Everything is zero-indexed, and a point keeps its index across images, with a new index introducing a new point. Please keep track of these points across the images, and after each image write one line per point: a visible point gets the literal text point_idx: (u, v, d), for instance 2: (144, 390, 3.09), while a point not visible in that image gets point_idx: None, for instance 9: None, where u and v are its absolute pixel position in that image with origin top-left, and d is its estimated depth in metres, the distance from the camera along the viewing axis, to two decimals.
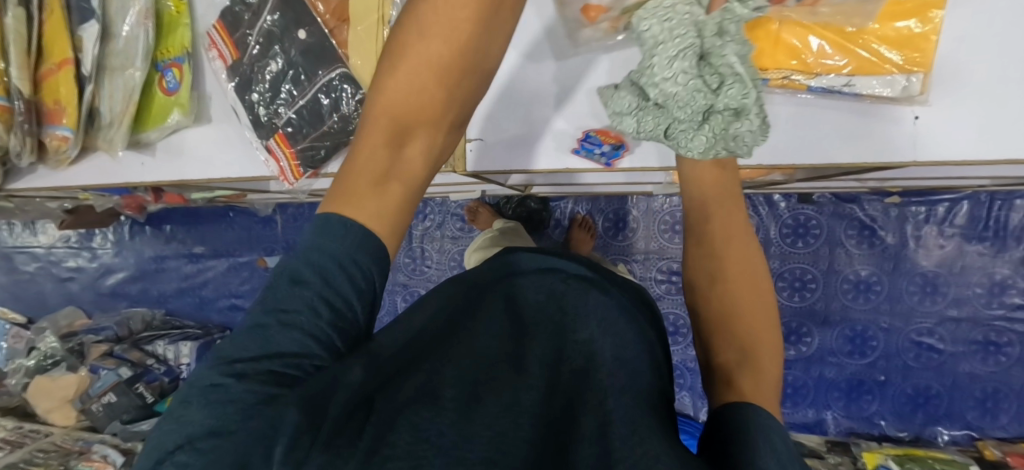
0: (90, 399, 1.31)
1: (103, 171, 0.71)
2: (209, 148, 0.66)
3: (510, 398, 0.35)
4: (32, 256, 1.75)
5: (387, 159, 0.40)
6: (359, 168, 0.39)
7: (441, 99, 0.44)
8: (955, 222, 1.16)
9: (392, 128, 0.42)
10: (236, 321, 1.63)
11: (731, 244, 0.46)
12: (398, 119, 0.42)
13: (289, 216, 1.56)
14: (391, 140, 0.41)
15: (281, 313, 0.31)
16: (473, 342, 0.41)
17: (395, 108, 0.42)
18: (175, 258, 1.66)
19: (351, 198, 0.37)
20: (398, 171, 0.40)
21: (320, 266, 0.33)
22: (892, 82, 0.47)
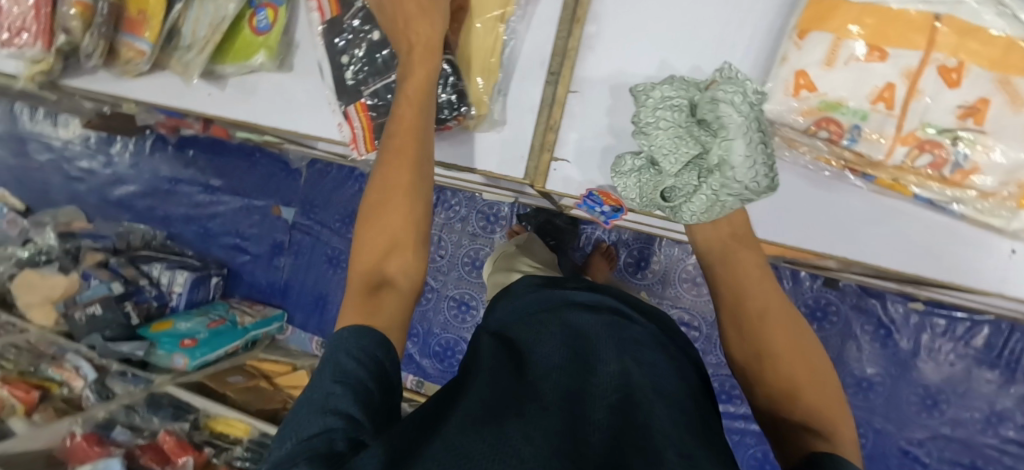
0: (75, 306, 1.27)
1: (166, 91, 0.68)
2: (283, 97, 0.64)
3: (541, 420, 0.33)
4: (46, 146, 1.71)
5: (378, 271, 0.45)
6: (355, 281, 0.45)
7: (413, 189, 0.47)
8: (973, 344, 1.15)
9: (377, 240, 0.46)
10: (236, 262, 1.61)
11: (756, 307, 0.44)
12: (380, 233, 0.46)
13: (315, 172, 1.54)
14: (381, 257, 0.45)
15: (309, 409, 0.33)
16: (492, 381, 0.40)
17: (379, 230, 0.46)
18: (189, 185, 1.63)
19: (353, 314, 0.41)
20: (388, 279, 0.44)
21: (337, 363, 0.36)
22: (1007, 215, 0.48)
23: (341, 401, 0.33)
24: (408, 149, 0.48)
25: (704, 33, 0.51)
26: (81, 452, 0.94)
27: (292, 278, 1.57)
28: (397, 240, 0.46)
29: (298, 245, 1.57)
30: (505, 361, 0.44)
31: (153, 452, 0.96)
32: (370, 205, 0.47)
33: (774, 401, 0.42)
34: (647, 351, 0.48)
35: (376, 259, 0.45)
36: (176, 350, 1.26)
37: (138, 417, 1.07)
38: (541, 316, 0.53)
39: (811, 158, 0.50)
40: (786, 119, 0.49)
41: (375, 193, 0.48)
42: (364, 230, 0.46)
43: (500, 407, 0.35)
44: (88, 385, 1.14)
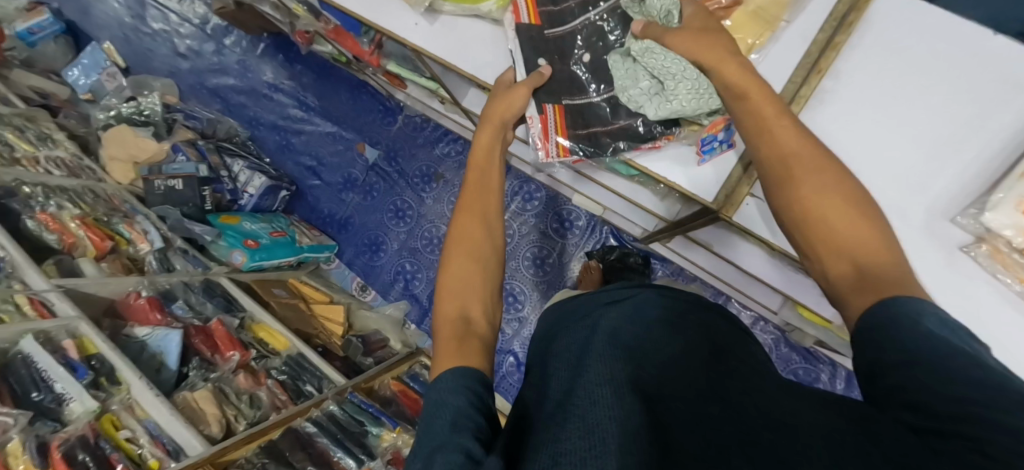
0: (157, 173, 1.29)
1: (372, 5, 0.69)
2: (488, 52, 0.66)
3: (625, 408, 0.34)
4: (164, 17, 1.74)
5: (466, 320, 0.48)
6: (443, 331, 0.47)
7: (482, 234, 0.55)
8: None
9: (455, 291, 0.50)
10: (306, 183, 1.62)
11: (804, 205, 0.42)
12: (459, 282, 0.51)
13: (410, 125, 1.57)
14: (465, 306, 0.49)
15: (433, 449, 0.32)
16: (568, 381, 0.41)
17: (459, 278, 0.51)
18: (286, 97, 1.66)
19: (446, 358, 0.43)
20: (473, 327, 0.47)
21: (444, 403, 0.37)
22: None
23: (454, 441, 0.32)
24: (475, 215, 0.56)
25: (932, 116, 0.52)
26: (142, 314, 0.95)
27: (353, 215, 1.58)
28: (469, 291, 0.50)
29: (370, 186, 1.58)
30: (573, 361, 0.45)
31: (205, 337, 0.97)
32: (444, 261, 0.53)
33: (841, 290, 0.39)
34: (692, 316, 0.51)
35: (455, 308, 0.49)
36: (237, 246, 1.25)
37: (193, 298, 1.07)
38: (576, 321, 0.55)
39: (1010, 276, 0.50)
40: (1004, 232, 0.48)
41: (448, 248, 0.54)
42: (442, 282, 0.52)
43: (568, 403, 0.38)
44: (153, 252, 1.15)
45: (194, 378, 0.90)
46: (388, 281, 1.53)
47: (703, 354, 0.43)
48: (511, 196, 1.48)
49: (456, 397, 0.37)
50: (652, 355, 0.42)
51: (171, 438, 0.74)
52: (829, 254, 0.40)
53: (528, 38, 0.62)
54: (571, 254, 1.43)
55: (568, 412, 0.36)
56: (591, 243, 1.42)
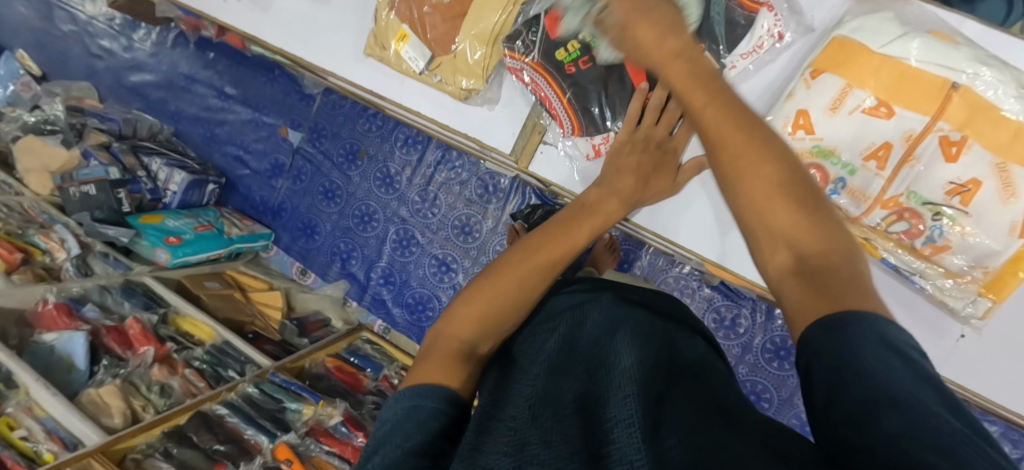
0: (70, 180, 1.29)
1: None
2: (295, 17, 0.68)
3: (563, 432, 0.32)
4: (71, 17, 1.67)
5: (466, 345, 0.48)
6: (442, 345, 0.47)
7: (533, 277, 0.53)
8: None
9: (478, 319, 0.50)
10: (235, 173, 1.62)
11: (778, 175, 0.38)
12: (487, 310, 0.51)
13: (329, 102, 1.51)
14: (475, 334, 0.49)
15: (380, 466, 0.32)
16: (512, 403, 0.40)
17: (485, 302, 0.51)
18: (205, 87, 1.61)
19: (425, 373, 0.43)
20: (470, 353, 0.47)
21: (411, 419, 0.37)
22: (971, 302, 0.51)
23: (393, 452, 0.33)
24: (538, 266, 0.53)
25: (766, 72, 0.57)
26: (50, 320, 0.98)
27: (285, 201, 1.58)
28: (493, 321, 0.50)
29: (298, 170, 1.57)
30: (517, 380, 0.44)
31: (117, 335, 1.01)
32: (488, 276, 0.53)
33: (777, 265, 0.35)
34: (659, 334, 0.50)
35: (471, 331, 0.49)
36: (160, 245, 1.28)
37: (111, 299, 1.10)
38: (544, 332, 0.53)
39: None
40: None
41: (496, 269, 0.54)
42: (471, 297, 0.52)
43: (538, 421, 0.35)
44: (70, 259, 1.19)
45: (103, 376, 0.94)
46: (325, 262, 1.55)
47: (673, 382, 0.39)
48: (435, 167, 1.44)
49: (411, 415, 0.37)
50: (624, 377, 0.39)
51: (70, 432, 0.80)
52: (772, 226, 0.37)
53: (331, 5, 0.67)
54: (497, 217, 1.40)
55: (529, 431, 0.33)
56: (513, 202, 1.38)
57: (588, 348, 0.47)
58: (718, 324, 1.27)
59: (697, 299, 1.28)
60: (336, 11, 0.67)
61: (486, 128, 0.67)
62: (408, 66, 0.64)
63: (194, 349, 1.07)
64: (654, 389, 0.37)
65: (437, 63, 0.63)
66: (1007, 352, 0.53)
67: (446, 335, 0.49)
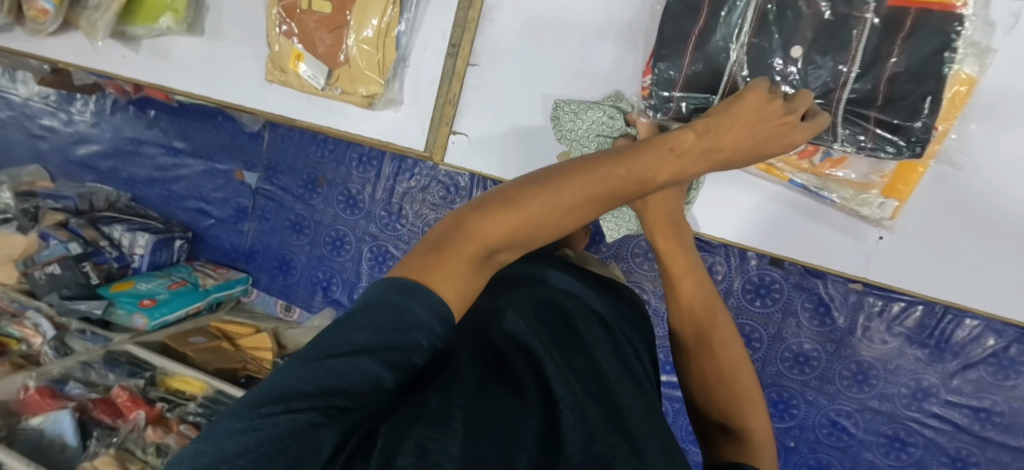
0: (33, 265, 1.28)
1: (79, 52, 0.72)
2: (197, 59, 0.69)
3: (516, 419, 0.34)
4: (6, 103, 1.66)
5: (489, 254, 0.39)
6: (462, 246, 0.37)
7: (614, 192, 0.41)
8: (905, 324, 1.20)
9: (524, 231, 0.40)
10: (201, 225, 1.61)
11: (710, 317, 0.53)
12: (536, 222, 0.40)
13: (278, 137, 1.51)
14: (502, 241, 0.39)
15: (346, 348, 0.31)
16: (476, 363, 0.41)
17: (542, 208, 0.39)
18: (153, 147, 1.60)
19: (445, 273, 0.36)
20: (481, 255, 0.39)
21: (397, 306, 0.33)
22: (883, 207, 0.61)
23: (361, 346, 0.31)
24: (625, 182, 0.41)
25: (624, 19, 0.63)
26: (35, 405, 0.98)
27: (256, 243, 1.58)
28: (530, 240, 0.41)
29: (261, 211, 1.57)
30: (488, 342, 0.45)
31: (106, 406, 1.01)
32: (551, 172, 0.41)
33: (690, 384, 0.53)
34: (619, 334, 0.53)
35: (501, 238, 0.39)
36: (135, 310, 1.28)
37: (94, 373, 1.11)
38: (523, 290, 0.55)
39: None
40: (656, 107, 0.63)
41: (581, 171, 0.41)
42: (529, 190, 0.40)
43: (488, 387, 0.37)
44: (47, 342, 1.19)
45: (97, 447, 0.95)
46: (307, 294, 1.55)
47: (624, 390, 0.42)
48: (394, 179, 1.45)
49: (373, 300, 0.34)
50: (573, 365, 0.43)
51: None
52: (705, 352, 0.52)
53: (227, 40, 0.68)
54: None
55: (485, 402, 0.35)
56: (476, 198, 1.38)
57: (558, 330, 0.48)
58: None
59: None
60: (230, 44, 0.68)
61: (397, 129, 0.69)
62: (309, 84, 0.66)
63: (187, 404, 1.08)
64: (608, 407, 0.39)
65: (336, 76, 0.65)
66: (924, 242, 0.62)
67: (469, 235, 0.38)
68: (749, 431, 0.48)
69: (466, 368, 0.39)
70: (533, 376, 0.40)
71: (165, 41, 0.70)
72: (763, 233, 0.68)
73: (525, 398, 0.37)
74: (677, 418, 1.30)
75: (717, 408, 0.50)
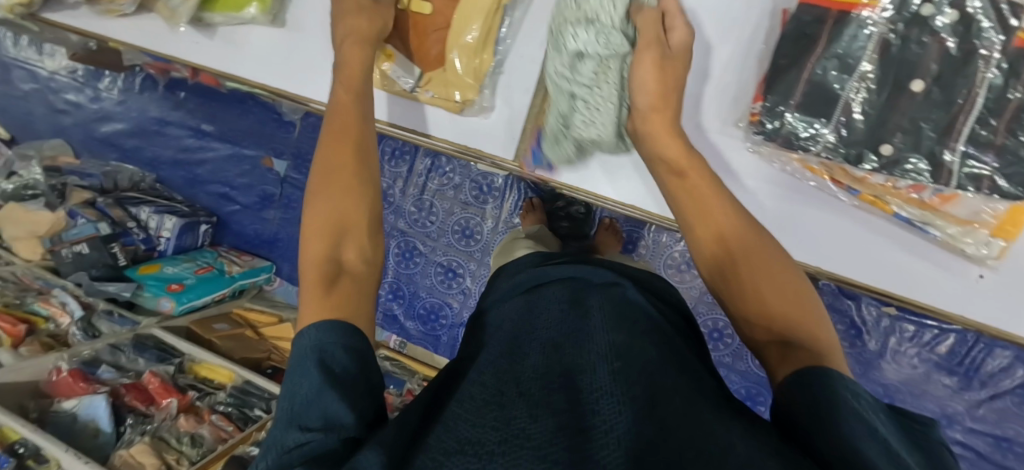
0: (61, 243, 1.26)
1: (149, 36, 0.72)
2: (272, 49, 0.68)
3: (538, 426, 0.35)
4: (31, 75, 1.63)
5: (333, 262, 0.51)
6: (309, 274, 0.49)
7: (351, 163, 0.58)
8: (936, 351, 1.20)
9: (330, 234, 0.53)
10: (225, 210, 1.58)
11: (746, 246, 0.47)
12: (329, 221, 0.54)
13: (309, 126, 1.47)
14: (330, 248, 0.52)
15: (301, 405, 0.37)
16: (501, 391, 0.43)
17: (327, 214, 0.54)
18: (180, 128, 1.56)
19: (316, 310, 0.46)
20: (343, 267, 0.51)
21: (319, 357, 0.41)
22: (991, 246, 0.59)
23: (325, 397, 0.37)
24: (347, 147, 0.59)
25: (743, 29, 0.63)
26: (66, 387, 0.96)
27: (280, 231, 1.54)
28: (343, 231, 0.54)
29: (287, 199, 1.52)
30: (504, 367, 0.47)
31: (138, 393, 1.00)
32: (315, 192, 0.56)
33: (747, 324, 0.44)
34: (637, 319, 0.54)
35: (326, 248, 0.52)
36: (162, 293, 1.27)
37: (124, 357, 1.10)
38: (525, 312, 0.59)
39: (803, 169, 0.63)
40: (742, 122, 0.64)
41: (321, 176, 0.57)
42: (312, 207, 0.55)
43: (496, 402, 0.40)
44: (74, 323, 1.17)
45: (131, 435, 0.95)
46: None
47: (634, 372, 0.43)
48: (427, 175, 1.44)
49: (329, 353, 0.42)
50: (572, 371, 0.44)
51: None
52: (741, 282, 0.45)
53: (305, 34, 0.67)
54: (496, 217, 1.39)
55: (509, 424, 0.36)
56: (509, 200, 1.38)
57: (573, 343, 0.50)
58: None
59: None
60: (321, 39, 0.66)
61: None
62: None
63: (216, 393, 1.07)
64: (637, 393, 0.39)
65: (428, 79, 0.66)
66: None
67: (306, 266, 0.51)
68: (816, 339, 0.39)
69: (471, 397, 0.42)
70: (541, 386, 0.42)
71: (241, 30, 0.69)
72: (774, 227, 0.67)
73: (530, 405, 0.39)
74: None
75: (773, 329, 0.41)
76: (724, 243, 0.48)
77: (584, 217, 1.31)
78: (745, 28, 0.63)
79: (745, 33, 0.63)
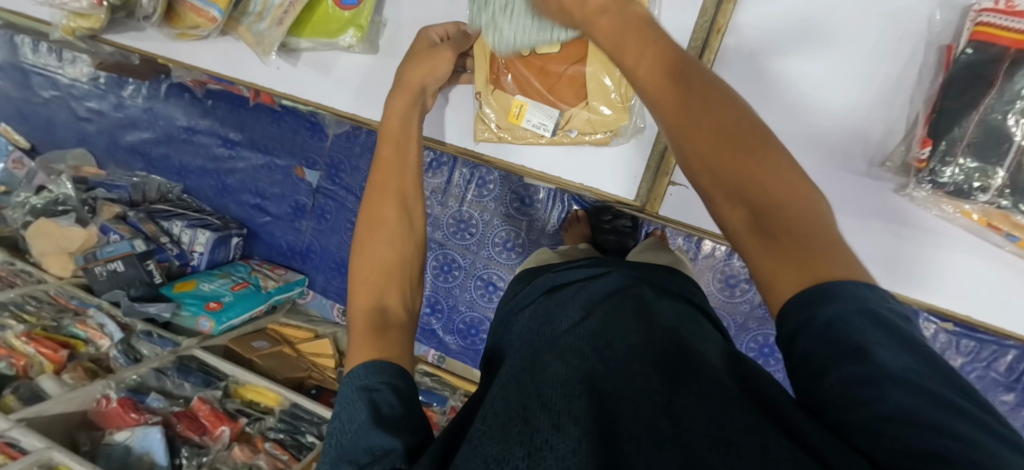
0: (95, 261, 1.22)
1: (233, 57, 0.74)
2: (361, 77, 0.71)
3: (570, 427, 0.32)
4: (51, 82, 1.57)
5: (377, 307, 0.48)
6: (358, 320, 0.46)
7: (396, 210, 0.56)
8: (996, 369, 1.13)
9: (376, 280, 0.50)
10: (256, 221, 1.54)
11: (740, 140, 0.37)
12: (375, 270, 0.51)
13: (342, 135, 1.40)
14: (376, 297, 0.49)
15: (351, 440, 0.34)
16: (528, 386, 0.39)
17: (373, 261, 0.52)
18: (208, 137, 1.51)
19: (363, 352, 0.42)
20: (388, 317, 0.47)
21: (370, 392, 0.38)
22: None
23: (353, 437, 0.34)
24: (390, 192, 0.58)
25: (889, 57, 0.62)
26: (117, 418, 0.96)
27: (313, 242, 1.49)
28: (387, 279, 0.51)
29: (320, 209, 1.46)
30: (528, 362, 0.44)
31: (189, 421, 0.99)
32: (363, 236, 0.55)
33: (734, 223, 0.37)
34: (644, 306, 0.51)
35: (372, 296, 0.49)
36: (201, 313, 1.23)
37: (169, 382, 1.07)
38: (543, 318, 0.55)
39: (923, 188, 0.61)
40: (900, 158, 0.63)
41: (367, 220, 0.56)
42: (360, 255, 0.53)
43: (520, 414, 0.35)
44: (116, 345, 1.14)
45: None
46: None
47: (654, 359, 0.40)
48: (466, 186, 1.39)
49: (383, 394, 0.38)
50: (608, 375, 0.38)
51: None
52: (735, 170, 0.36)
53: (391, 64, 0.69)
54: (540, 229, 1.35)
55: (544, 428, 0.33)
56: (554, 212, 1.33)
57: (594, 330, 0.47)
58: None
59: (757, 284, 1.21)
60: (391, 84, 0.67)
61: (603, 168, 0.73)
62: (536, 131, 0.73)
63: (266, 419, 1.05)
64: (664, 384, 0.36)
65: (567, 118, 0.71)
66: None
67: (351, 312, 0.48)
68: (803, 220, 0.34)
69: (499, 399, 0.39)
70: (563, 391, 0.37)
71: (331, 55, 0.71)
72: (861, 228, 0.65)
73: (554, 413, 0.34)
74: None
75: (781, 241, 0.33)
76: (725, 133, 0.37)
77: (632, 231, 1.25)
78: (898, 64, 0.61)
79: (897, 70, 0.61)
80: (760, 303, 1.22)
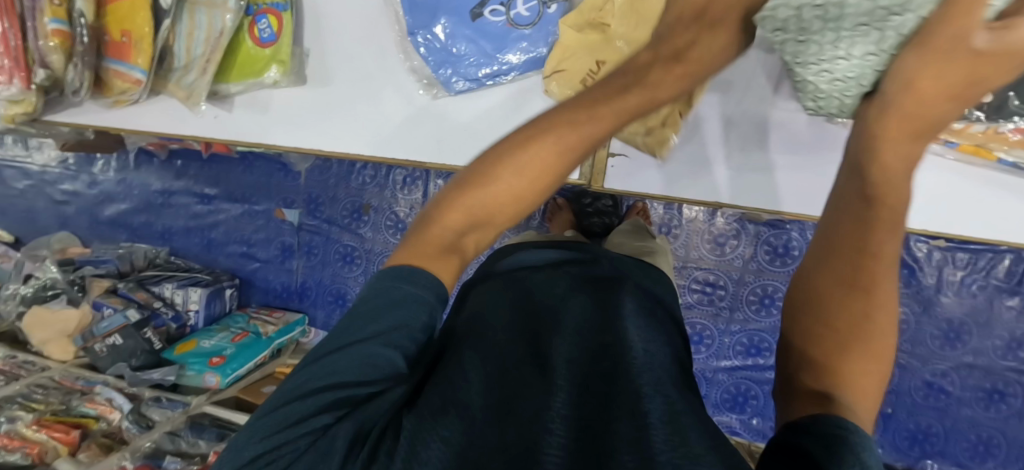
0: (94, 338, 1.24)
1: (165, 115, 0.76)
2: (293, 112, 0.72)
3: (510, 422, 0.37)
4: (23, 172, 1.59)
5: (453, 236, 0.46)
6: (431, 236, 0.46)
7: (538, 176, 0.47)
8: (994, 276, 1.08)
9: (476, 218, 0.47)
10: (247, 270, 1.54)
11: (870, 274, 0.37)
12: (483, 205, 0.47)
13: (315, 169, 1.41)
14: (463, 225, 0.47)
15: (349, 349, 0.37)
16: (504, 366, 0.43)
17: (484, 197, 0.47)
18: (185, 196, 1.52)
19: (416, 253, 0.44)
20: (461, 250, 0.46)
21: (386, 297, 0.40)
22: None
23: (368, 341, 0.38)
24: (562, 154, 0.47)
25: None
26: None
27: (306, 281, 1.48)
28: (486, 219, 0.48)
29: (308, 246, 1.46)
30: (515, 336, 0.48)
31: None
32: (502, 154, 0.48)
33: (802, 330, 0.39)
34: (653, 321, 0.53)
35: (462, 223, 0.47)
36: (206, 369, 1.25)
37: (183, 441, 1.12)
38: (531, 282, 0.58)
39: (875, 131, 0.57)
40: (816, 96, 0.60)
41: (523, 148, 0.47)
42: (487, 179, 0.47)
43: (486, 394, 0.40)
44: (126, 416, 1.15)
45: None
46: None
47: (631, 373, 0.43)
48: None
49: (400, 331, 0.39)
50: (580, 354, 0.45)
51: None
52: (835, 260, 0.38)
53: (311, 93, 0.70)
54: (524, 225, 1.35)
55: (488, 418, 0.38)
56: None
57: (591, 325, 0.49)
58: (772, 254, 1.20)
59: (745, 237, 1.21)
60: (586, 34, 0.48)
61: None
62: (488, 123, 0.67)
63: None
64: (613, 395, 0.40)
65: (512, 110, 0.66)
66: None
67: (432, 223, 0.47)
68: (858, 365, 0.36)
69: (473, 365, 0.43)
70: (534, 361, 0.44)
71: (261, 96, 0.72)
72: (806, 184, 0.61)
73: (525, 406, 0.39)
74: (768, 400, 1.28)
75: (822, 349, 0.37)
76: (871, 200, 0.36)
77: (614, 210, 1.24)
78: None
79: None
80: (752, 257, 1.22)
